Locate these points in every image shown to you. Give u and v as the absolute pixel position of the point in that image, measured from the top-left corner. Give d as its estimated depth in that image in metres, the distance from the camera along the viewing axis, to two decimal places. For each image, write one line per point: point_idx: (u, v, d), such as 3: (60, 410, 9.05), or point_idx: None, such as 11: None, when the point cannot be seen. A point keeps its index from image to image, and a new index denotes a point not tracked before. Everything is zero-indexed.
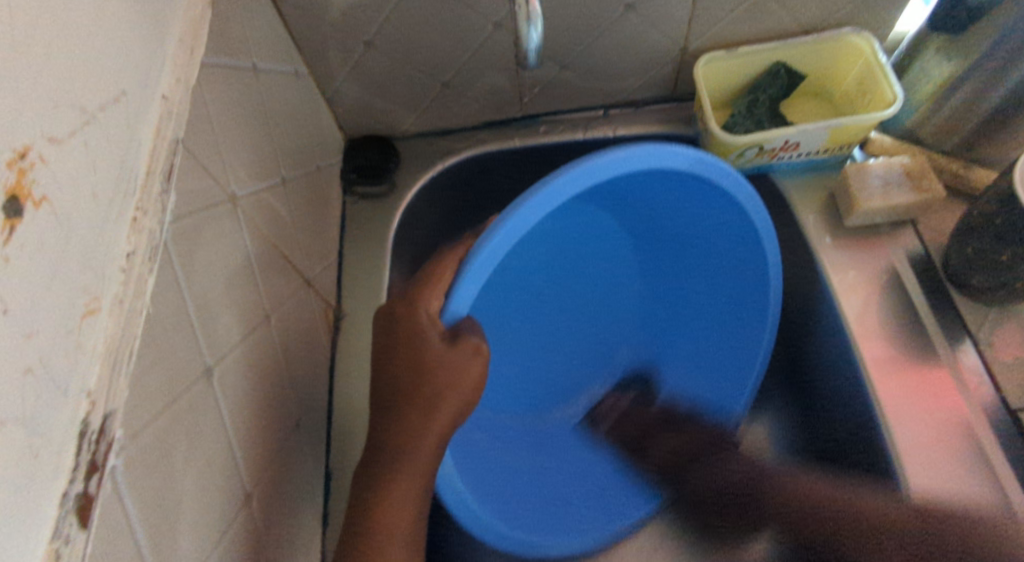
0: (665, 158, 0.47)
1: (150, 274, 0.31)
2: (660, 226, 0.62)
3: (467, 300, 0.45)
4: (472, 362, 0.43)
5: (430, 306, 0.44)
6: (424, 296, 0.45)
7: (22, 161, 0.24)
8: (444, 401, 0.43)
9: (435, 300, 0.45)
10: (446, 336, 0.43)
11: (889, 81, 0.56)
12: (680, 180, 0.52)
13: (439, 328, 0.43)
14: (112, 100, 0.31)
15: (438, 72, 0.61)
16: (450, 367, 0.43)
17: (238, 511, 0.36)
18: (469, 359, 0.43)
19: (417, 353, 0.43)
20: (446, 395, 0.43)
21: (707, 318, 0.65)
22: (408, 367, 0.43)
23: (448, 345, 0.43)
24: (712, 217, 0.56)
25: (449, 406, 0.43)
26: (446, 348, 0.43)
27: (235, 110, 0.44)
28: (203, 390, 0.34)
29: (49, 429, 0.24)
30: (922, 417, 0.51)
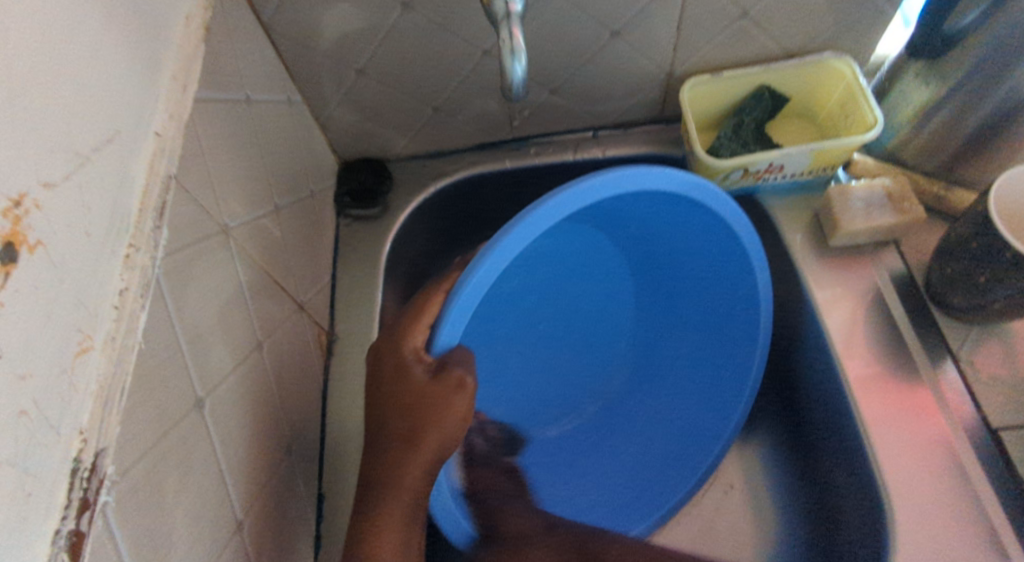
0: (660, 182, 0.48)
1: (142, 310, 0.32)
2: (656, 247, 0.62)
3: (456, 333, 0.45)
4: (458, 401, 0.43)
5: (413, 344, 0.44)
6: (408, 334, 0.45)
7: (17, 209, 0.25)
8: (430, 433, 0.44)
9: (418, 337, 0.45)
10: (432, 368, 0.44)
11: (870, 105, 0.57)
12: (675, 201, 0.53)
13: (425, 363, 0.44)
14: (106, 142, 0.32)
15: (429, 97, 0.62)
16: (436, 407, 0.43)
17: (229, 539, 0.37)
18: (453, 398, 0.43)
19: (402, 393, 0.44)
20: (429, 430, 0.43)
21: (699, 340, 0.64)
22: (393, 404, 0.44)
23: (432, 378, 0.43)
24: (708, 239, 0.56)
25: (430, 435, 0.44)
26: (432, 380, 0.43)
27: (229, 142, 0.45)
28: (195, 421, 0.35)
29: (42, 469, 0.25)
30: (903, 437, 0.51)
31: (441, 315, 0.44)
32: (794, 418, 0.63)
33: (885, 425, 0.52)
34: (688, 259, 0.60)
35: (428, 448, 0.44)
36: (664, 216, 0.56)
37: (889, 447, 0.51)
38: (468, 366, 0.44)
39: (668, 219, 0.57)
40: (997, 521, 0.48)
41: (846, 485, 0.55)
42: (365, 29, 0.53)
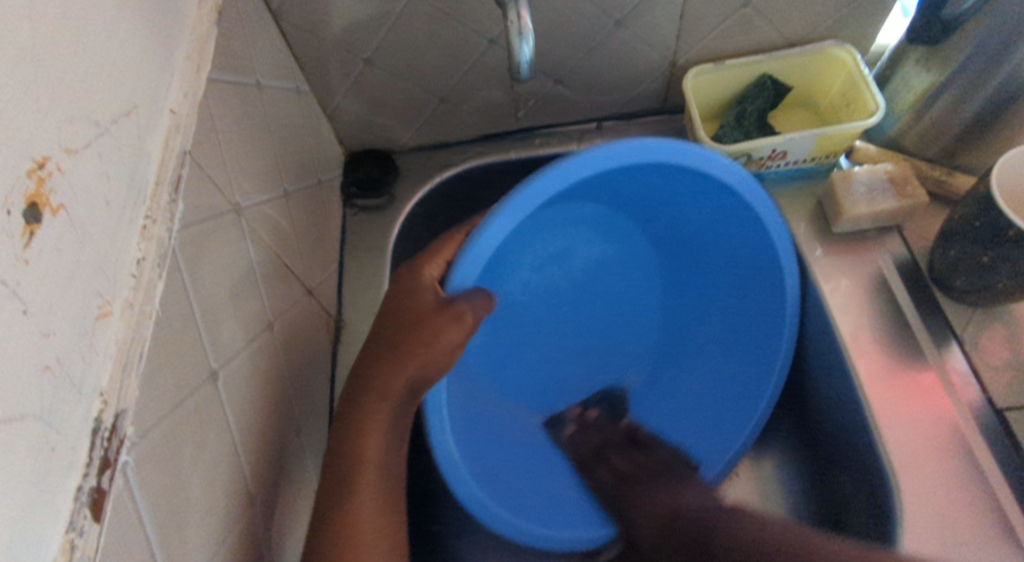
0: (677, 155, 0.49)
1: (159, 280, 0.32)
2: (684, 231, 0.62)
3: (468, 277, 0.47)
4: (465, 318, 0.45)
5: (430, 272, 0.48)
6: (425, 265, 0.48)
7: (41, 171, 0.26)
8: (415, 363, 0.45)
9: (433, 269, 0.48)
10: (440, 299, 0.46)
11: (872, 91, 0.58)
12: (688, 177, 0.54)
13: (434, 290, 0.47)
14: (124, 115, 0.32)
15: (435, 87, 0.63)
16: (430, 334, 0.45)
17: (242, 512, 0.37)
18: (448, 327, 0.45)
19: (410, 315, 0.46)
20: (431, 344, 0.45)
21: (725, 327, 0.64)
22: (399, 320, 0.46)
23: (437, 306, 0.45)
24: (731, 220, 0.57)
25: (413, 366, 0.45)
26: (435, 309, 0.45)
27: (240, 125, 0.45)
28: (210, 393, 0.35)
29: (65, 426, 0.25)
30: (913, 418, 0.52)
31: (458, 255, 0.47)
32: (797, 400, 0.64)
33: (891, 403, 0.53)
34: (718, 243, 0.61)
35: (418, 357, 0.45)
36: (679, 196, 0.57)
37: (896, 422, 0.52)
38: (471, 307, 0.46)
39: (689, 198, 0.57)
40: (1004, 502, 0.48)
41: (852, 469, 0.55)
42: (373, 17, 0.54)
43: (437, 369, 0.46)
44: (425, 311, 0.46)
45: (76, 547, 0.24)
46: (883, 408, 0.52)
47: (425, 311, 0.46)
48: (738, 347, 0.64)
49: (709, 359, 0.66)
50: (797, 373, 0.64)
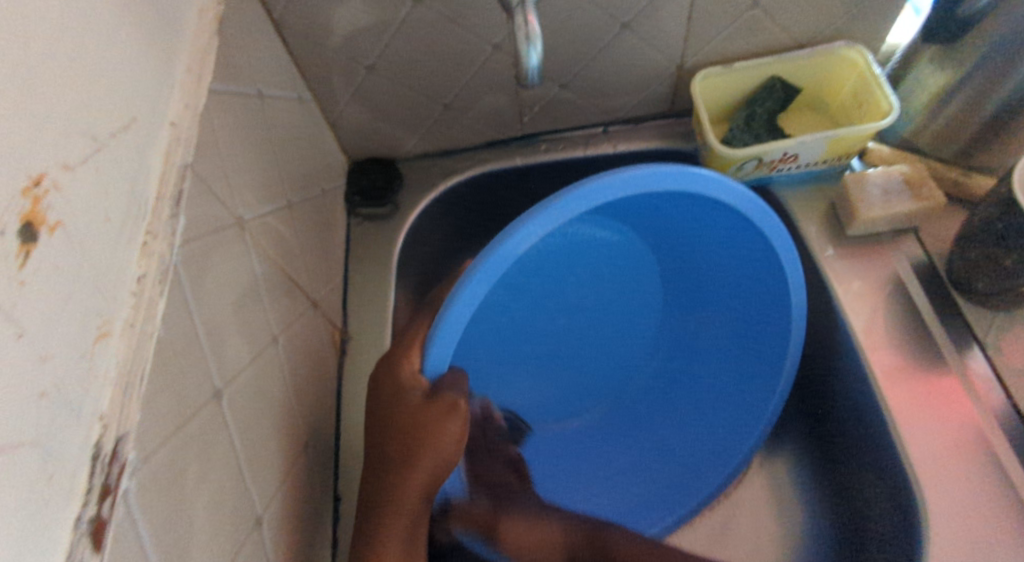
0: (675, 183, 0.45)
1: (161, 297, 0.31)
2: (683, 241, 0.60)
3: (445, 354, 0.45)
4: (449, 425, 0.43)
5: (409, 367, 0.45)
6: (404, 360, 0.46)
7: (37, 188, 0.25)
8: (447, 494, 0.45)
9: (413, 362, 0.45)
10: (426, 393, 0.44)
11: (885, 92, 0.57)
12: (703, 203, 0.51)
13: (421, 387, 0.44)
14: (123, 128, 0.31)
15: (439, 94, 0.62)
16: (426, 431, 0.43)
17: (249, 534, 0.36)
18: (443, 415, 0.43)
19: (398, 419, 0.44)
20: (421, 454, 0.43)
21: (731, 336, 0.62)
22: (386, 427, 0.45)
23: (426, 401, 0.43)
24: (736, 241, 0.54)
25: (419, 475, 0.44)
26: (424, 405, 0.43)
27: (242, 136, 0.45)
28: (214, 412, 0.34)
29: (63, 454, 0.24)
30: (940, 428, 0.50)
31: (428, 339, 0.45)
32: (817, 413, 0.62)
33: (918, 418, 0.51)
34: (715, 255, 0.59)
35: (423, 464, 0.43)
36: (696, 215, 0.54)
37: (925, 449, 0.49)
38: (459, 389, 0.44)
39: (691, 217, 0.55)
40: None
41: (875, 477, 0.53)
42: (376, 24, 0.53)
43: (445, 467, 0.44)
44: (414, 408, 0.44)
45: None
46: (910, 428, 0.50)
47: (415, 408, 0.43)
48: (743, 363, 0.62)
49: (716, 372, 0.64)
50: (812, 380, 0.62)
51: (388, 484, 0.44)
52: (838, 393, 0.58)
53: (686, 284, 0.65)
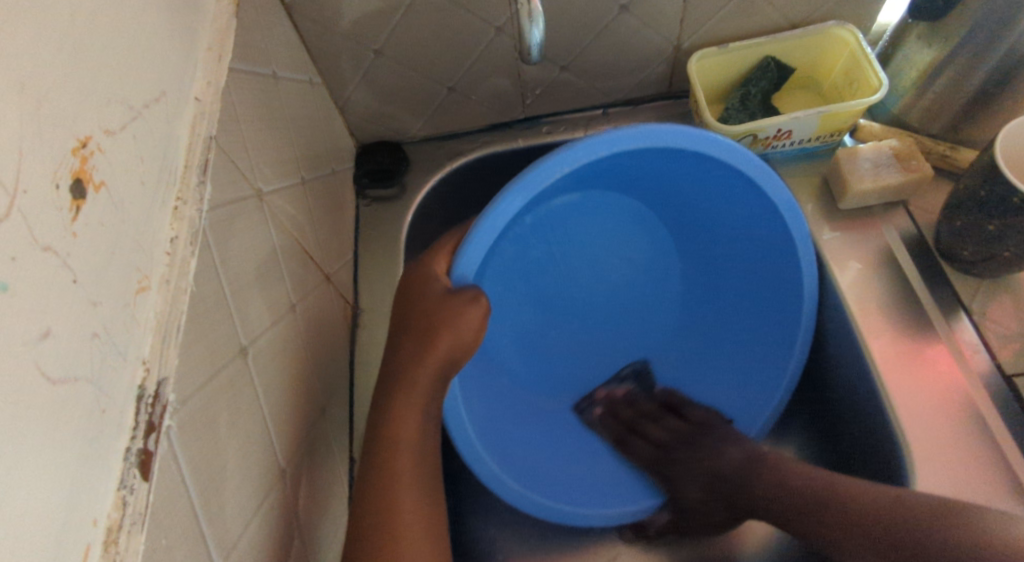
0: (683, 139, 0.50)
1: (192, 257, 0.33)
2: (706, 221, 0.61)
3: (471, 266, 0.49)
4: (464, 319, 0.47)
5: (436, 268, 0.50)
6: (431, 262, 0.51)
7: (83, 149, 0.27)
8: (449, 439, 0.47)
9: (440, 264, 0.50)
10: (448, 287, 0.48)
11: (875, 69, 0.59)
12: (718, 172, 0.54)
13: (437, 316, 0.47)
14: (154, 100, 0.33)
15: (444, 77, 0.64)
16: (449, 318, 0.47)
17: (275, 483, 0.39)
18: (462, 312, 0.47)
19: (421, 307, 0.48)
20: (440, 341, 0.47)
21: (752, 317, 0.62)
22: (415, 311, 0.48)
23: (448, 292, 0.48)
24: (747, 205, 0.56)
25: (444, 349, 0.47)
26: (445, 297, 0.47)
27: (259, 114, 0.47)
28: (241, 367, 0.36)
29: (114, 388, 0.26)
30: (927, 394, 0.52)
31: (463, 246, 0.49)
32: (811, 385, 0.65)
33: (907, 383, 0.53)
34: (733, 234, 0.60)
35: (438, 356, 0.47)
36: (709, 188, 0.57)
37: (916, 415, 0.52)
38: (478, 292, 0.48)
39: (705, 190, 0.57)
40: (1014, 463, 0.49)
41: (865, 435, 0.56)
42: (382, 8, 0.55)
43: (465, 349, 0.48)
44: (435, 301, 0.48)
45: (129, 503, 0.26)
46: (901, 393, 0.53)
47: (436, 301, 0.48)
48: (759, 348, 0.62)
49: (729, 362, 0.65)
50: (807, 350, 0.65)
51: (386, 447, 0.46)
52: (833, 362, 0.60)
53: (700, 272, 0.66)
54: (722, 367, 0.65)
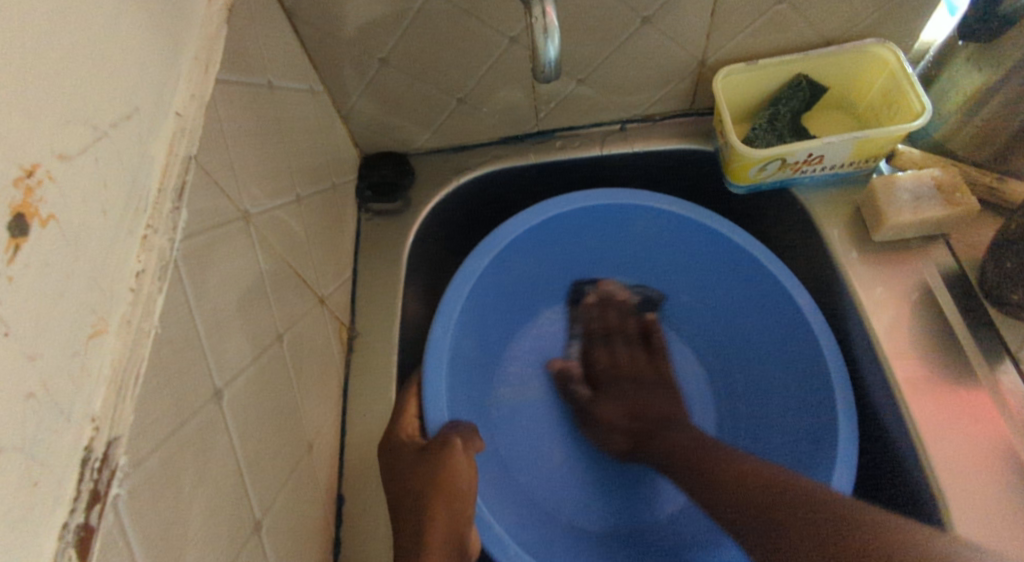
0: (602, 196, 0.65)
1: (160, 293, 0.30)
2: (701, 279, 0.70)
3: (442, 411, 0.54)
4: (460, 458, 0.49)
5: (408, 430, 0.52)
6: (401, 426, 0.52)
7: (29, 178, 0.23)
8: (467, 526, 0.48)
9: (410, 427, 0.53)
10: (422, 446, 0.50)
11: (917, 92, 0.54)
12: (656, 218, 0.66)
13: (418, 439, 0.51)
14: (125, 117, 0.30)
15: (452, 88, 0.60)
16: (442, 474, 0.48)
17: (249, 538, 0.35)
18: (455, 452, 0.49)
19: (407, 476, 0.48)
20: (439, 494, 0.47)
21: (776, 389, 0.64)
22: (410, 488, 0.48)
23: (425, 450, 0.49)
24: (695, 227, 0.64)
25: (443, 503, 0.47)
26: (422, 454, 0.49)
27: (251, 127, 0.43)
28: (213, 412, 0.33)
29: (48, 454, 0.23)
30: (970, 448, 0.48)
31: (427, 404, 0.54)
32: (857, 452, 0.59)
33: (944, 431, 0.49)
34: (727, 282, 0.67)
35: (438, 536, 0.46)
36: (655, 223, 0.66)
37: (959, 469, 0.47)
38: (454, 430, 0.51)
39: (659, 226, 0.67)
40: None
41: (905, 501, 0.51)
42: (389, 15, 0.51)
43: (464, 492, 0.49)
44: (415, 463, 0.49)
45: None
46: (939, 447, 0.48)
47: (415, 461, 0.49)
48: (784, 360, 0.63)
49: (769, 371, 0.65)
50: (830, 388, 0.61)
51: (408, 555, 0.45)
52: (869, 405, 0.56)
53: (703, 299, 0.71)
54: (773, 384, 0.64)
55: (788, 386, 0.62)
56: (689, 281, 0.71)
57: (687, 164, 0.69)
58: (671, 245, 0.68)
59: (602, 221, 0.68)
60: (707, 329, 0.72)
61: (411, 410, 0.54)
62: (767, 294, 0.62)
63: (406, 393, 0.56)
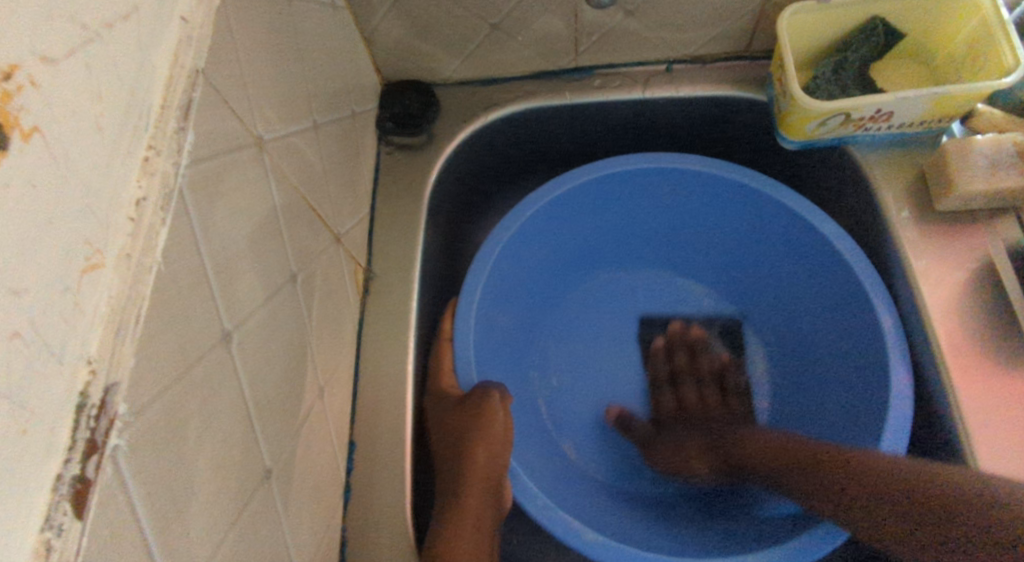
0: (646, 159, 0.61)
1: (163, 226, 0.27)
2: (745, 248, 0.67)
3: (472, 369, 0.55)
4: (496, 410, 0.52)
5: (446, 385, 0.55)
6: (440, 383, 0.55)
7: (7, 83, 0.20)
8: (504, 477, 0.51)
9: (448, 382, 0.55)
10: (459, 399, 0.53)
11: (1012, 44, 0.48)
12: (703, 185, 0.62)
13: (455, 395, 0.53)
14: (122, 17, 0.26)
15: (487, 11, 0.55)
16: (478, 424, 0.51)
17: (257, 486, 0.34)
18: (494, 405, 0.51)
19: (444, 428, 0.52)
20: (474, 444, 0.50)
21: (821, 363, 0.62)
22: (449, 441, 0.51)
23: (461, 402, 0.52)
24: (744, 195, 0.61)
25: (478, 456, 0.50)
26: (458, 407, 0.52)
27: (266, 43, 0.39)
28: (221, 356, 0.31)
29: (41, 400, 0.20)
30: (1016, 440, 0.44)
31: (458, 363, 0.55)
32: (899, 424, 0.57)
33: (991, 424, 0.45)
34: (774, 251, 0.64)
35: (480, 467, 0.50)
36: (700, 189, 0.63)
37: (1000, 465, 0.44)
38: (489, 385, 0.53)
39: (704, 191, 0.63)
40: None
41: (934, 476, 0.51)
42: None
43: (499, 446, 0.51)
44: (451, 416, 0.52)
45: (54, 549, 0.20)
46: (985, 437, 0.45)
47: (451, 414, 0.52)
48: (829, 324, 0.60)
49: (816, 332, 0.63)
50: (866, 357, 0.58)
51: (449, 499, 0.49)
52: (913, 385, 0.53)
53: (743, 261, 0.68)
54: (818, 347, 0.63)
55: (830, 356, 0.61)
56: (731, 241, 0.68)
57: (736, 115, 0.63)
58: (713, 210, 0.65)
59: (642, 185, 0.64)
60: (749, 287, 0.70)
61: (446, 368, 0.56)
62: (823, 268, 0.59)
63: (441, 350, 0.58)
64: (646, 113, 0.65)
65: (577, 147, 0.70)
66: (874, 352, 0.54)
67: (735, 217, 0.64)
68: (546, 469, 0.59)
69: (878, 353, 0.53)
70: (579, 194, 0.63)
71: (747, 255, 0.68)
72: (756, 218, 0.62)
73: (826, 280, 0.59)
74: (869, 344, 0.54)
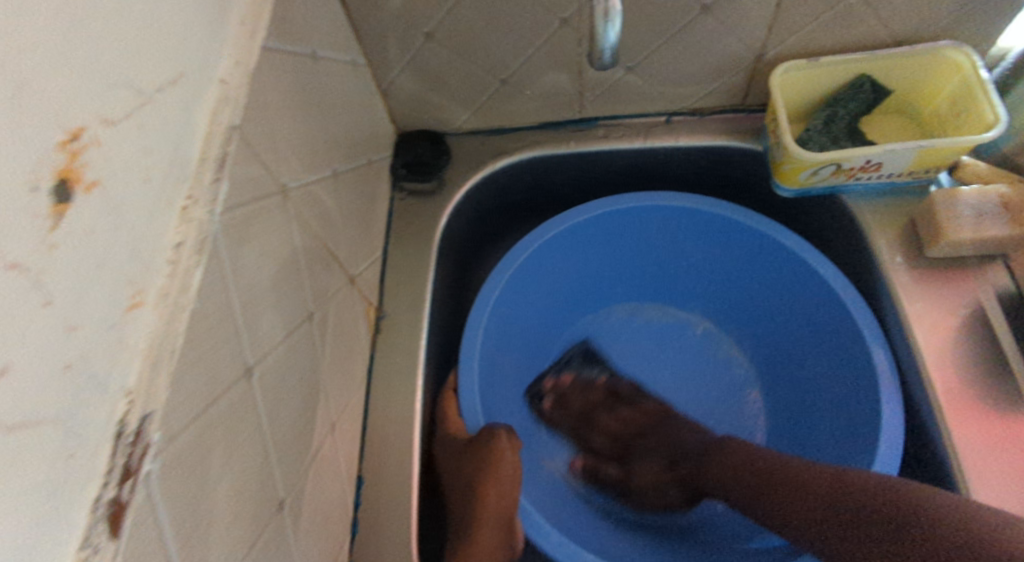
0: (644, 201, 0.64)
1: (197, 268, 0.29)
2: (739, 285, 0.69)
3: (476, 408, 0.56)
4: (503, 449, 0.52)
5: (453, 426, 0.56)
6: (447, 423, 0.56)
7: (74, 142, 0.22)
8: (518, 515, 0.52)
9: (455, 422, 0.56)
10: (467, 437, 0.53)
11: (992, 101, 0.51)
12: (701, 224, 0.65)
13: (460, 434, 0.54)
14: (170, 81, 0.29)
15: (497, 68, 0.58)
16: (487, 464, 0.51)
17: (271, 517, 0.35)
18: (502, 446, 0.52)
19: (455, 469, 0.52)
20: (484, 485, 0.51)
21: (816, 402, 0.63)
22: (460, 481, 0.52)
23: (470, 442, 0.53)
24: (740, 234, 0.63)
25: (489, 496, 0.51)
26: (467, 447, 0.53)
27: (293, 99, 0.42)
28: (243, 391, 0.33)
29: (86, 428, 0.22)
30: (1008, 479, 0.45)
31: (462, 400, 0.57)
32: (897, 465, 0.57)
33: (989, 467, 0.46)
34: (768, 288, 0.66)
35: (491, 505, 0.51)
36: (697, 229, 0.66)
37: (995, 501, 0.45)
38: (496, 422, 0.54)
39: (701, 230, 0.66)
40: None
41: None
42: None
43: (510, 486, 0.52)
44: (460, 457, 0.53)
45: None
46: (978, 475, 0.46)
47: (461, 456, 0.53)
48: (823, 358, 0.62)
49: (811, 366, 0.64)
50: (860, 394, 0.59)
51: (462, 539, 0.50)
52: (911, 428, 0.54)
53: (736, 297, 0.70)
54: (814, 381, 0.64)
55: (826, 392, 0.62)
56: (726, 279, 0.70)
57: (732, 162, 0.66)
58: (709, 248, 0.68)
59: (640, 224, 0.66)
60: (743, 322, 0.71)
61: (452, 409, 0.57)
62: (817, 308, 0.61)
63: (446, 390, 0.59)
64: (646, 160, 0.68)
65: (579, 190, 0.73)
66: (870, 391, 0.55)
67: (731, 255, 0.67)
68: (545, 502, 0.60)
69: (872, 390, 0.55)
70: (575, 235, 0.65)
71: (742, 292, 0.69)
72: (750, 256, 0.65)
73: (820, 318, 0.61)
74: (862, 382, 0.56)
